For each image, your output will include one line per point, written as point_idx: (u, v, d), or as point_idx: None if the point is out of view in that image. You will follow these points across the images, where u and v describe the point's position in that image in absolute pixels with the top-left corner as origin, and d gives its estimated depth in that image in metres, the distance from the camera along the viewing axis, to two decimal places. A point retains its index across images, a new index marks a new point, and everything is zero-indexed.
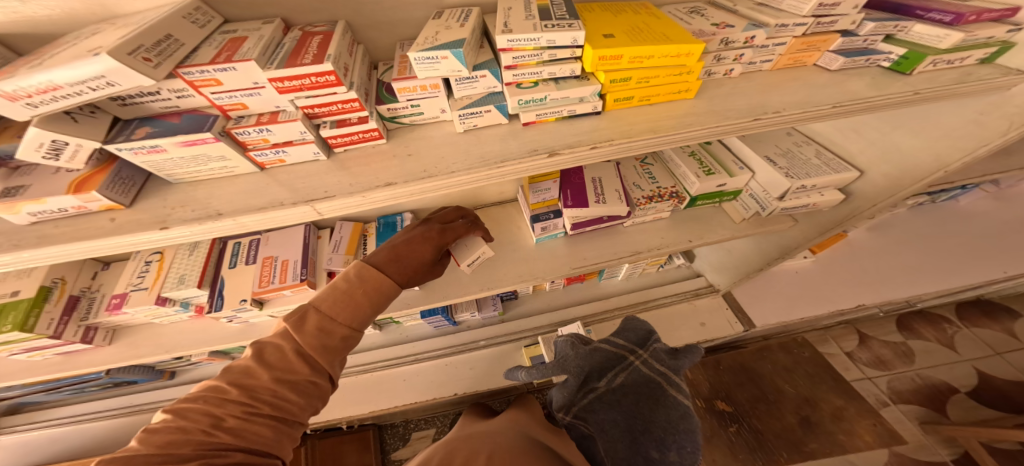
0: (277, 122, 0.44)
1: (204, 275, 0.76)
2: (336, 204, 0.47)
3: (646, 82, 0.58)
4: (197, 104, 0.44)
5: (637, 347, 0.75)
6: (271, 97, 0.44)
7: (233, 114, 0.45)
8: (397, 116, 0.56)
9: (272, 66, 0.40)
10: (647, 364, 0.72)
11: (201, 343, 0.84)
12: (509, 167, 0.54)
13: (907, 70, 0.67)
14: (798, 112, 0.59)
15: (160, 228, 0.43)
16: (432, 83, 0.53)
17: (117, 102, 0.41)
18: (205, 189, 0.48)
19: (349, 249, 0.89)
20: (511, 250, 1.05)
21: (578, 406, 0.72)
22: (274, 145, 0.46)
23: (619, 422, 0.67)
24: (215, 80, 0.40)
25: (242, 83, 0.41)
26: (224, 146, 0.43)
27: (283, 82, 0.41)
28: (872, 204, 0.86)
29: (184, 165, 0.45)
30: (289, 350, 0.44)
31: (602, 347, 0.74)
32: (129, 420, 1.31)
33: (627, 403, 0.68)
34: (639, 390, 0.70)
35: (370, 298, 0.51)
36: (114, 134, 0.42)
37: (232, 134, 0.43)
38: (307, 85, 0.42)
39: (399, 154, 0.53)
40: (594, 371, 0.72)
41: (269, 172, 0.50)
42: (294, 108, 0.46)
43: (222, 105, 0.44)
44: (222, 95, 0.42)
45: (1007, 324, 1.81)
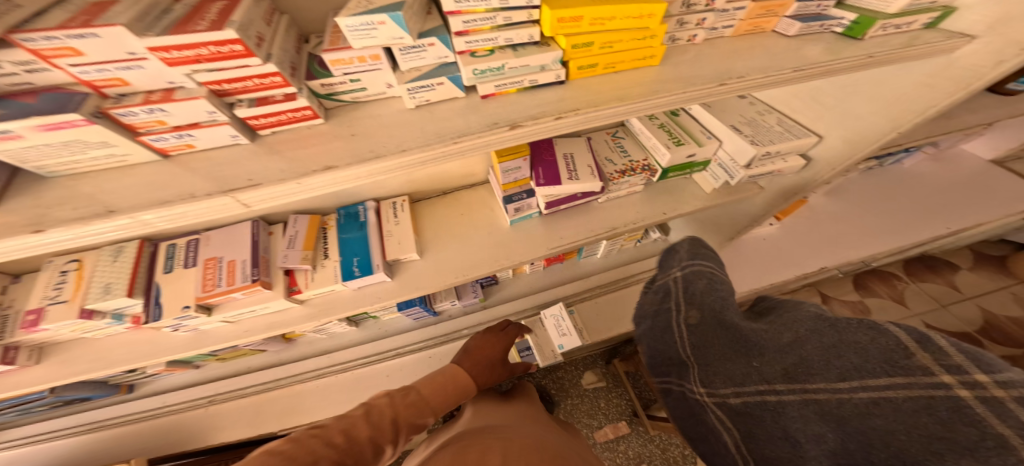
0: (171, 99, 0.36)
1: (134, 282, 0.69)
2: (264, 193, 0.40)
3: (610, 46, 0.54)
4: (59, 79, 0.36)
5: (958, 369, 0.29)
6: (157, 70, 0.35)
7: (110, 91, 0.37)
8: (334, 93, 0.48)
9: (152, 32, 0.32)
10: (996, 409, 0.27)
11: (145, 356, 0.77)
12: (469, 142, 0.50)
13: (858, 36, 0.65)
14: (761, 76, 0.56)
15: (33, 231, 0.35)
16: (371, 53, 0.46)
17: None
18: (91, 184, 0.40)
19: (306, 243, 0.84)
20: (484, 235, 1.01)
21: (737, 382, 0.42)
22: (176, 128, 0.39)
23: (828, 439, 0.34)
24: (72, 50, 0.31)
25: (113, 53, 0.33)
26: (104, 131, 0.36)
27: (168, 52, 0.33)
28: (832, 168, 0.86)
29: (53, 154, 0.37)
30: (388, 415, 0.67)
31: (888, 331, 0.33)
32: (93, 436, 1.23)
33: (871, 428, 0.32)
34: (943, 423, 0.29)
35: (455, 385, 0.83)
36: None
37: (112, 115, 0.36)
38: (205, 56, 0.34)
39: (341, 134, 0.47)
40: (818, 360, 0.36)
41: (176, 159, 0.42)
42: (193, 84, 0.38)
43: (91, 81, 0.35)
44: (87, 67, 0.33)
45: (949, 277, 1.97)
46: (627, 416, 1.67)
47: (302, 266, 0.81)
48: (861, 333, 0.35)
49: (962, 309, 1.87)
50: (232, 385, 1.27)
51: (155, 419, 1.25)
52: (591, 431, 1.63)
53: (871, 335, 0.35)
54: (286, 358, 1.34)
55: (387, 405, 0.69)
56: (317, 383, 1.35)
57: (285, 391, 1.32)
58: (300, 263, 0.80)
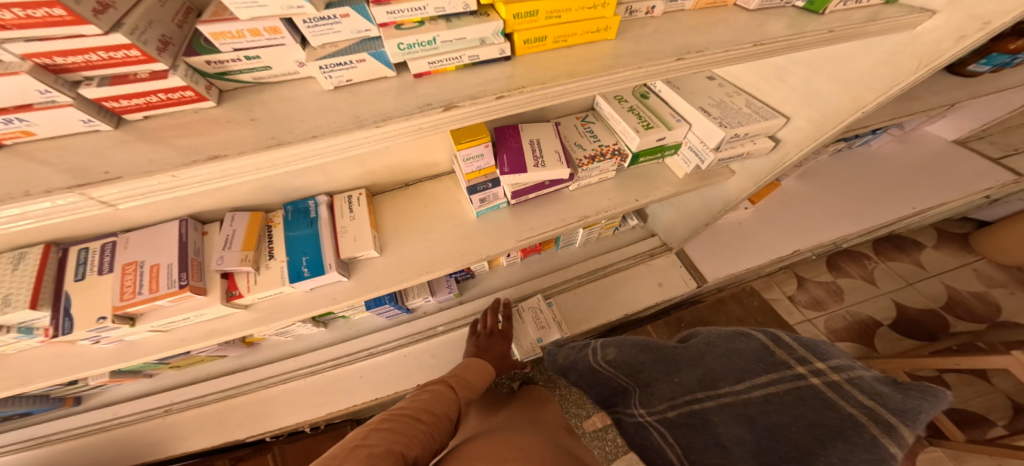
0: None
1: (38, 292, 0.61)
2: (126, 189, 0.33)
3: (557, 17, 0.48)
4: None
5: (799, 366, 0.52)
6: None
7: None
8: (227, 72, 0.41)
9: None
10: (833, 388, 0.48)
11: (64, 372, 0.69)
12: (395, 126, 0.43)
13: (819, 9, 0.58)
14: (720, 51, 0.51)
15: None
16: (269, 26, 0.38)
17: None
18: None
19: (247, 243, 0.77)
20: (450, 228, 0.95)
21: (676, 400, 0.64)
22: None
23: (745, 436, 0.52)
24: None
25: None
26: None
27: None
28: (799, 150, 0.78)
29: None
30: (446, 398, 0.75)
31: (755, 339, 0.59)
32: (39, 453, 1.13)
33: (773, 421, 0.51)
34: (816, 410, 0.48)
35: (481, 373, 0.92)
36: None
37: None
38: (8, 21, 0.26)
39: (239, 119, 0.40)
40: (721, 372, 0.59)
41: (14, 149, 0.35)
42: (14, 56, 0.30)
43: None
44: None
45: (918, 256, 2.01)
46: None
47: (240, 268, 0.73)
48: (738, 340, 0.60)
49: (930, 287, 1.92)
50: (190, 393, 1.20)
51: (110, 431, 1.17)
52: (579, 421, 1.62)
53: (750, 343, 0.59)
54: (250, 362, 1.27)
55: (440, 391, 0.76)
56: (285, 387, 1.27)
57: (249, 397, 1.24)
58: (237, 266, 0.72)
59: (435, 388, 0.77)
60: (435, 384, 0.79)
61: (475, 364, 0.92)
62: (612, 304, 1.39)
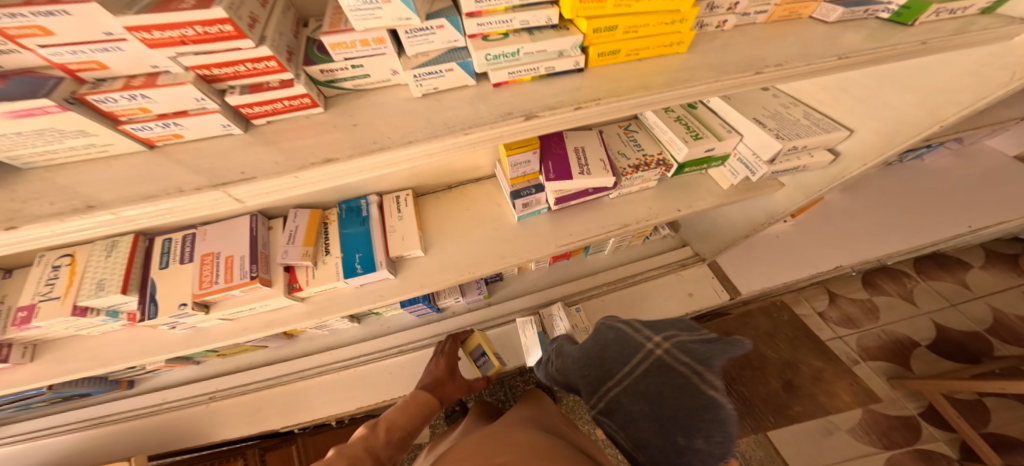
0: (154, 85, 0.31)
1: (128, 278, 0.65)
2: (258, 188, 0.37)
3: (635, 32, 0.47)
4: (32, 61, 0.30)
5: (647, 335, 0.51)
6: (138, 52, 0.31)
7: (87, 76, 0.31)
8: (335, 80, 0.44)
9: (128, 10, 0.27)
10: (670, 354, 0.48)
11: (143, 354, 0.74)
12: (481, 133, 0.45)
13: (908, 21, 0.58)
14: (803, 64, 0.51)
15: (4, 229, 0.29)
16: (375, 37, 0.42)
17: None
18: (68, 175, 0.35)
19: (308, 238, 0.81)
20: (490, 231, 0.97)
21: (593, 393, 0.54)
22: (161, 117, 0.34)
23: (647, 412, 0.47)
24: (39, 29, 0.26)
25: (87, 33, 0.28)
26: (79, 119, 0.30)
27: (150, 32, 0.29)
28: (862, 165, 0.76)
29: (27, 143, 0.31)
30: (362, 451, 0.63)
31: (615, 327, 0.56)
32: (94, 432, 1.19)
33: (655, 392, 0.47)
34: (673, 372, 0.47)
35: (417, 410, 0.82)
36: None
37: (89, 102, 0.31)
38: (191, 38, 0.30)
39: (342, 124, 0.44)
40: (610, 357, 0.54)
41: (163, 150, 0.38)
42: (181, 67, 0.33)
43: (64, 64, 0.30)
44: (58, 50, 0.28)
45: (960, 276, 1.93)
46: None
47: (302, 262, 0.77)
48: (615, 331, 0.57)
49: (972, 308, 1.84)
50: (232, 382, 1.26)
51: (158, 415, 1.22)
52: (593, 428, 1.61)
53: (615, 328, 0.56)
54: (287, 354, 1.32)
55: (353, 446, 0.64)
56: (319, 379, 1.31)
57: (285, 388, 1.29)
58: (300, 260, 0.77)
59: (349, 446, 0.64)
60: (354, 439, 0.68)
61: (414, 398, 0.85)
62: (639, 313, 1.38)
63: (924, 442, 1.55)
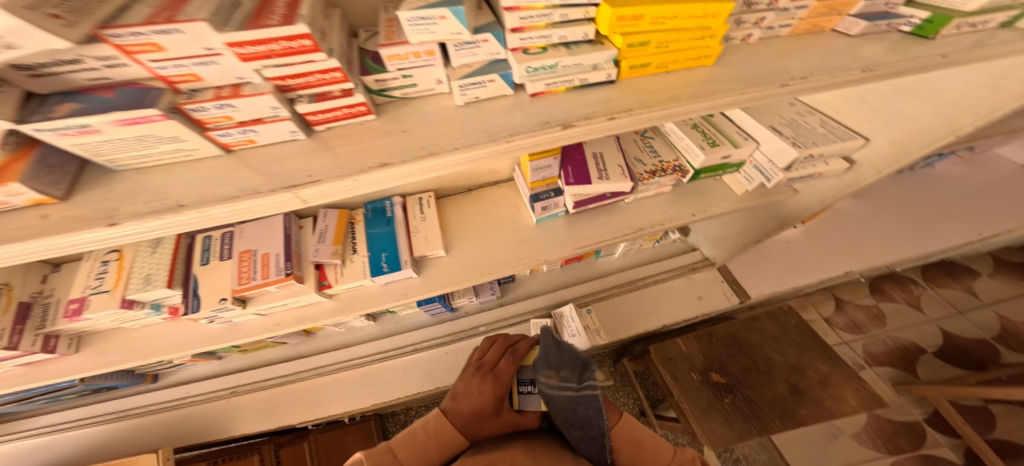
0: (241, 96, 0.35)
1: (173, 274, 0.68)
2: (323, 189, 0.41)
3: (666, 46, 0.50)
4: (135, 74, 0.33)
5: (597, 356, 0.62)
6: (231, 65, 0.34)
7: (183, 87, 0.35)
8: (387, 88, 0.48)
9: (230, 29, 0.30)
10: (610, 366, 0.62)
11: (182, 346, 0.77)
12: (521, 141, 0.48)
13: (929, 35, 0.60)
14: (827, 77, 0.53)
15: (107, 225, 0.33)
16: (426, 49, 0.45)
17: (24, 73, 0.30)
18: (155, 177, 0.38)
19: (336, 238, 0.84)
20: (509, 233, 0.99)
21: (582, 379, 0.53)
22: (241, 124, 0.38)
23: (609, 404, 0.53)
24: (154, 45, 0.30)
25: (192, 48, 0.31)
26: (176, 127, 0.34)
27: (244, 47, 0.32)
28: (877, 172, 0.80)
29: (128, 148, 0.35)
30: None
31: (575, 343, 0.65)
32: (117, 426, 1.22)
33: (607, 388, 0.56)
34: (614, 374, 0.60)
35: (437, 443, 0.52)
36: (31, 111, 0.31)
37: (185, 111, 0.34)
38: (276, 52, 0.34)
39: (392, 131, 0.47)
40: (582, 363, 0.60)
41: (238, 155, 0.42)
42: (262, 78, 0.37)
43: (167, 76, 0.33)
44: (165, 64, 0.32)
45: (968, 283, 1.94)
46: None
47: (331, 261, 0.80)
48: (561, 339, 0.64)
49: (979, 316, 1.85)
50: (253, 377, 1.28)
51: (178, 409, 1.24)
52: None
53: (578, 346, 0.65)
54: (305, 350, 1.35)
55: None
56: (336, 376, 1.33)
57: (303, 384, 1.31)
58: (330, 258, 0.80)
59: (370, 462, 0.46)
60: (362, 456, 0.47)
61: (483, 364, 0.65)
62: (648, 314, 1.41)
63: (929, 447, 1.56)
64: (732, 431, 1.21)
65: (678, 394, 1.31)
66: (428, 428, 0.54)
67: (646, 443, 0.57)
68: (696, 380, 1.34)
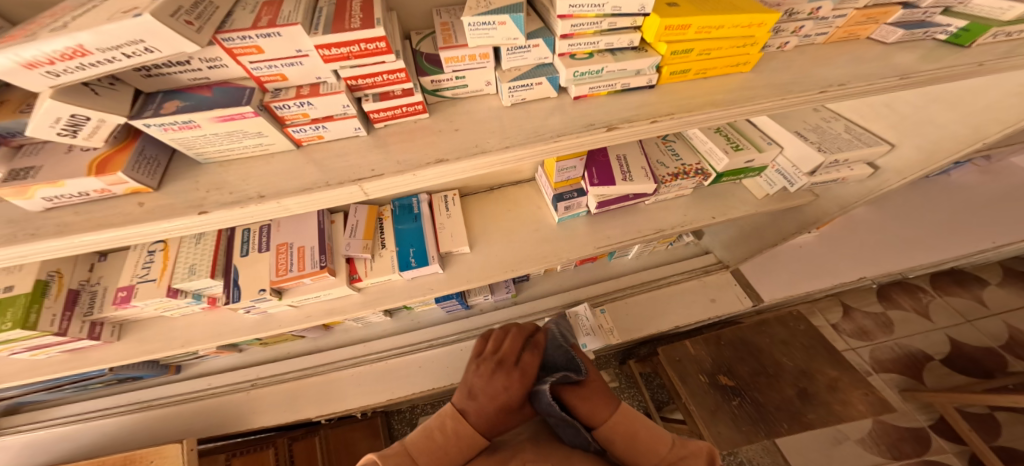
0: (319, 94, 0.40)
1: (216, 264, 0.71)
2: (385, 183, 0.43)
3: (707, 54, 0.52)
4: (230, 75, 0.39)
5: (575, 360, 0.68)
6: (313, 66, 0.39)
7: (270, 87, 0.40)
8: (439, 89, 0.51)
9: (320, 31, 0.36)
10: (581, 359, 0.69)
11: (215, 336, 0.79)
12: (567, 141, 0.50)
13: (965, 43, 0.62)
14: (863, 84, 0.55)
15: (197, 213, 0.38)
16: (481, 52, 0.48)
17: (140, 73, 0.35)
18: (235, 171, 0.43)
19: (366, 233, 0.86)
20: (531, 232, 1.00)
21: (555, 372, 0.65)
22: (314, 121, 0.43)
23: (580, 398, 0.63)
24: (256, 48, 0.35)
25: (285, 51, 0.37)
26: (262, 122, 0.39)
27: (329, 49, 0.37)
28: (900, 178, 0.81)
29: (216, 142, 0.40)
30: None
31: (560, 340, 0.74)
32: (138, 416, 1.23)
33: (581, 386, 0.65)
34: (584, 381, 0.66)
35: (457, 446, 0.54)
36: (140, 109, 0.37)
37: (271, 108, 0.39)
38: (355, 53, 0.38)
39: (445, 129, 0.49)
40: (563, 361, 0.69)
41: (307, 149, 0.46)
42: (336, 79, 0.42)
43: (259, 77, 0.39)
44: (260, 64, 0.37)
45: (977, 292, 1.94)
46: None
47: (362, 255, 0.82)
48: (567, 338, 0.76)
49: (989, 325, 1.85)
50: (272, 370, 1.30)
51: (199, 401, 1.26)
52: None
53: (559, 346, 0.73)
54: (323, 345, 1.38)
55: None
56: (351, 372, 1.34)
57: (319, 379, 1.32)
58: (361, 252, 0.82)
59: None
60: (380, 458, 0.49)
61: (502, 359, 0.63)
62: (661, 316, 1.41)
63: (934, 453, 1.57)
64: (739, 433, 1.22)
65: (686, 396, 1.31)
66: (447, 428, 0.56)
67: (640, 433, 0.58)
68: (703, 383, 1.34)
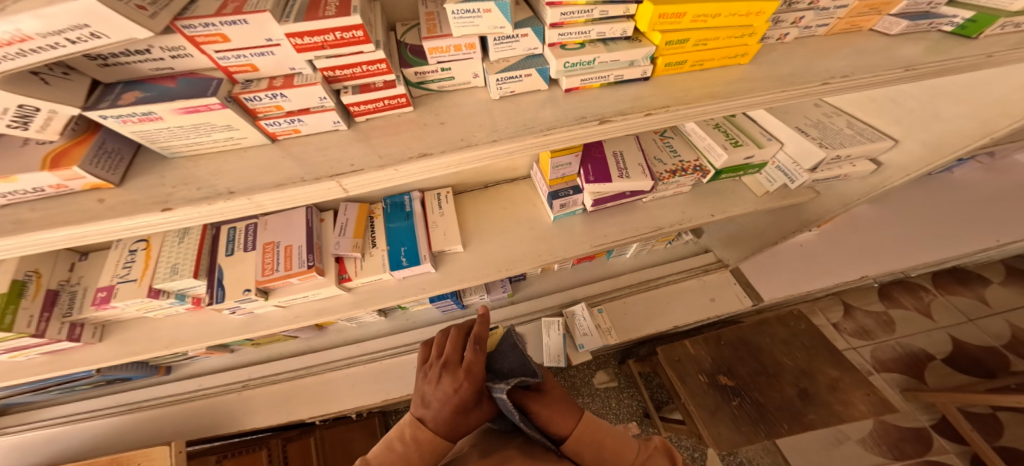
0: (291, 86, 0.37)
1: (198, 264, 0.69)
2: (365, 178, 0.41)
3: (704, 44, 0.50)
4: (197, 65, 0.37)
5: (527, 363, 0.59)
6: (285, 56, 0.37)
7: (239, 77, 0.38)
8: (424, 81, 0.49)
9: (290, 19, 0.34)
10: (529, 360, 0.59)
11: (201, 336, 0.78)
12: (557, 134, 0.48)
13: (972, 34, 0.60)
14: (865, 76, 0.53)
15: (162, 209, 0.36)
16: (467, 42, 0.46)
17: (97, 61, 0.33)
18: (208, 165, 0.41)
19: (357, 231, 0.84)
20: (526, 230, 0.98)
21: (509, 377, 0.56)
22: (289, 114, 0.41)
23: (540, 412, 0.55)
24: (221, 36, 0.33)
25: (252, 40, 0.34)
26: (231, 115, 0.37)
27: (301, 38, 0.35)
28: (904, 174, 0.78)
29: (183, 135, 0.38)
30: None
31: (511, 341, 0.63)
32: (129, 417, 1.22)
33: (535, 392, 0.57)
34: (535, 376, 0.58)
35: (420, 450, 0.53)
36: (97, 100, 0.34)
37: (240, 100, 0.37)
38: (329, 42, 0.36)
39: (430, 123, 0.47)
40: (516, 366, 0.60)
41: (283, 143, 0.44)
42: (310, 70, 0.40)
43: (227, 67, 0.37)
44: (227, 54, 0.35)
45: (979, 291, 1.92)
46: (637, 417, 1.78)
47: (352, 254, 0.80)
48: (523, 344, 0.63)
49: (991, 324, 1.83)
50: (266, 370, 1.29)
51: (190, 402, 1.24)
52: None
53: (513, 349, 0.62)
54: (318, 345, 1.36)
55: None
56: (345, 372, 1.32)
57: (314, 379, 1.30)
58: (351, 251, 0.80)
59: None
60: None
61: (447, 361, 0.57)
62: (660, 316, 1.39)
63: (935, 453, 1.55)
64: (738, 433, 1.20)
65: (685, 396, 1.30)
66: (406, 437, 0.54)
67: (606, 443, 0.54)
68: (703, 383, 1.32)
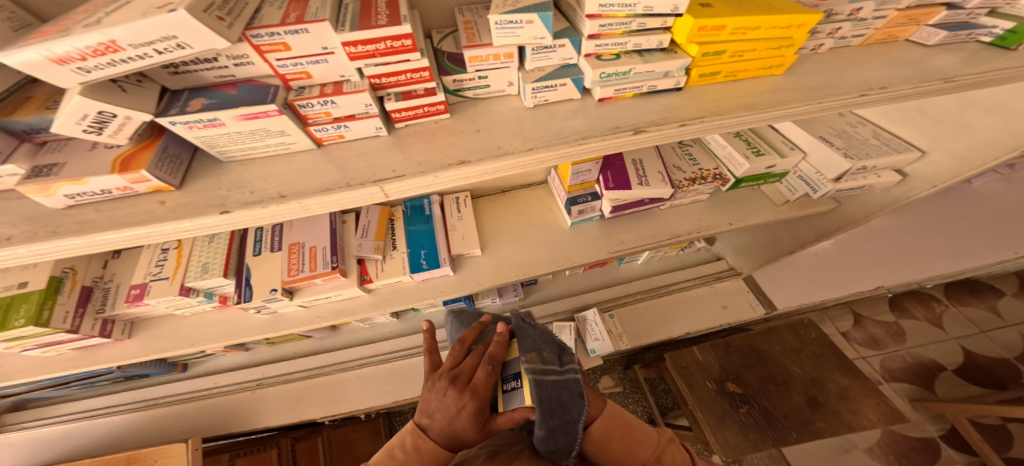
0: (343, 93, 0.38)
1: (228, 264, 0.70)
2: (406, 184, 0.42)
3: (740, 56, 0.51)
4: (255, 72, 0.38)
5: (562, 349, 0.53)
6: (338, 64, 0.38)
7: (294, 85, 0.39)
8: (461, 89, 0.50)
9: (347, 28, 0.35)
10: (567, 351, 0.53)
11: (225, 334, 0.79)
12: (591, 144, 0.48)
13: (1012, 46, 0.60)
14: (903, 87, 0.53)
15: (220, 212, 0.37)
16: (505, 52, 0.47)
17: (167, 70, 0.34)
18: (258, 169, 0.42)
19: (378, 233, 0.85)
20: (543, 235, 0.98)
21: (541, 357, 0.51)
22: (336, 120, 0.42)
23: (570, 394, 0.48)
24: (283, 45, 0.34)
25: (311, 48, 0.35)
26: (285, 121, 0.38)
27: (355, 46, 0.36)
28: (931, 186, 0.78)
29: (239, 140, 0.39)
30: None
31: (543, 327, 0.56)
32: (145, 414, 1.23)
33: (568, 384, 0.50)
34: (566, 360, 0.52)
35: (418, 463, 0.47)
36: (165, 106, 0.36)
37: (295, 106, 0.38)
38: (381, 51, 0.37)
39: (467, 130, 0.48)
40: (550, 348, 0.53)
41: (327, 149, 0.45)
42: (360, 78, 0.41)
43: (285, 74, 0.38)
44: (286, 62, 0.36)
45: (992, 303, 1.89)
46: None
47: (373, 256, 0.81)
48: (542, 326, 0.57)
49: (1006, 336, 1.80)
50: (279, 369, 1.30)
51: (204, 399, 1.26)
52: None
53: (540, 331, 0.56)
54: (329, 345, 1.37)
55: None
56: (356, 373, 1.33)
57: (325, 379, 1.31)
58: (373, 253, 0.80)
59: None
60: None
61: (458, 375, 0.52)
62: (671, 322, 1.39)
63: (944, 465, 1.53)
64: (746, 441, 1.20)
65: (692, 402, 1.29)
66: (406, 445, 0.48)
67: (631, 427, 0.53)
68: (712, 389, 1.31)
